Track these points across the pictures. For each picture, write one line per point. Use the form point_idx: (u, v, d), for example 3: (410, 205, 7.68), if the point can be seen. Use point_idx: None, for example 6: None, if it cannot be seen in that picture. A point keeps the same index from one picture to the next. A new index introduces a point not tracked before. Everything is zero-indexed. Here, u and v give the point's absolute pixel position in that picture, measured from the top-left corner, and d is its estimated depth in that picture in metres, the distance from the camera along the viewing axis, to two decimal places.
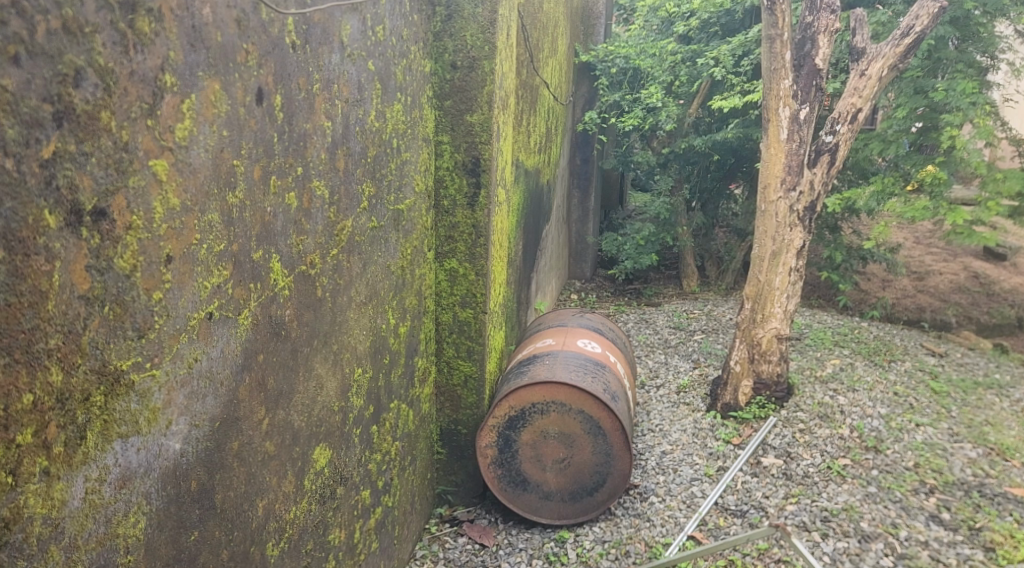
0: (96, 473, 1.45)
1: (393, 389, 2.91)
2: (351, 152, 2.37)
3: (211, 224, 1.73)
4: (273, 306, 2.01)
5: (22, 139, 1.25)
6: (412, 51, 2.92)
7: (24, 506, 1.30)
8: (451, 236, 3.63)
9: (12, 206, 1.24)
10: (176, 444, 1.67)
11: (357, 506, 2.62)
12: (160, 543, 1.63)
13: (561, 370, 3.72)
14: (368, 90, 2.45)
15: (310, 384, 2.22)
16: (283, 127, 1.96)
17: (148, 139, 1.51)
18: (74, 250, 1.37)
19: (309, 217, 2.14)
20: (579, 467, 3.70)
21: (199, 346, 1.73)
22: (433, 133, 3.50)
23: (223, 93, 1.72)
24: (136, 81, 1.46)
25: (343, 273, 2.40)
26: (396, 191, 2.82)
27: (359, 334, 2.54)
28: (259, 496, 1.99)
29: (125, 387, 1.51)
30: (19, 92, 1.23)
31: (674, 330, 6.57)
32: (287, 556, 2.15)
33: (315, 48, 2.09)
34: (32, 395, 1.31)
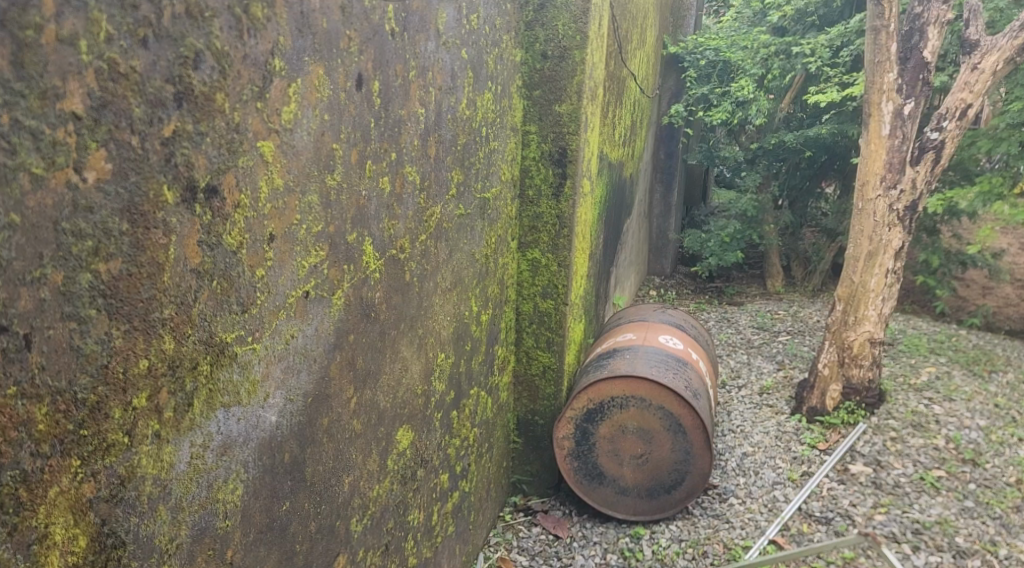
0: (200, 440, 1.53)
1: (473, 376, 2.95)
2: (442, 140, 2.40)
3: (311, 206, 1.78)
4: (364, 288, 2.06)
5: (147, 118, 1.32)
6: (504, 41, 2.93)
7: (138, 466, 1.38)
8: (535, 226, 3.64)
9: (135, 180, 1.31)
10: (272, 416, 1.73)
11: (435, 489, 2.66)
12: (255, 511, 1.70)
13: (642, 364, 3.68)
14: (461, 78, 2.47)
15: (395, 366, 2.26)
16: (379, 113, 2.00)
17: (257, 120, 1.57)
18: (188, 226, 1.44)
19: (400, 202, 2.18)
20: (657, 464, 3.66)
21: (296, 323, 1.79)
22: (521, 123, 3.52)
23: (327, 78, 1.77)
24: (248, 64, 1.52)
25: (430, 260, 2.44)
26: (483, 179, 2.85)
27: (442, 320, 2.57)
28: (345, 473, 2.05)
29: (228, 358, 1.59)
30: (145, 73, 1.30)
31: (757, 331, 6.41)
32: (369, 533, 2.20)
33: (412, 35, 2.12)
34: (147, 360, 1.39)
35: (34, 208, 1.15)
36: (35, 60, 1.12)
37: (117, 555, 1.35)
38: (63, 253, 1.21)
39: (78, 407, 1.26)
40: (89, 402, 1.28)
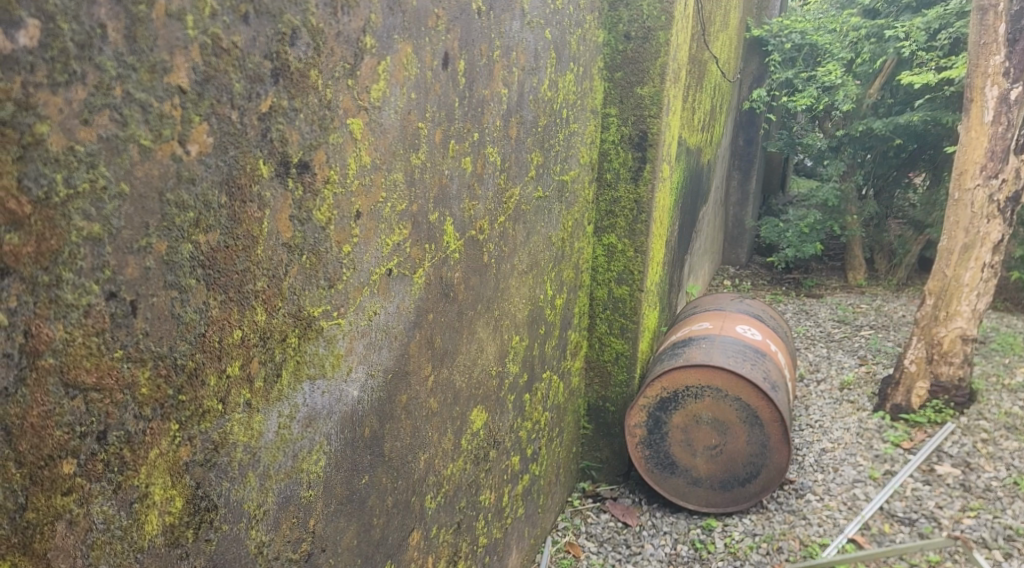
0: (287, 411, 1.57)
1: (546, 360, 2.94)
2: (523, 121, 2.39)
3: (395, 184, 1.79)
4: (444, 268, 2.07)
5: (246, 93, 1.34)
6: (587, 21, 2.89)
7: (230, 433, 1.43)
8: (612, 211, 3.61)
9: (234, 154, 1.35)
10: (354, 391, 1.76)
11: (507, 471, 2.67)
12: (337, 483, 1.73)
13: (719, 354, 3.61)
14: (544, 59, 2.45)
15: (472, 347, 2.27)
16: (464, 92, 2.00)
17: (348, 98, 1.58)
18: (281, 200, 1.47)
19: (481, 182, 2.18)
20: (732, 456, 3.60)
21: (379, 300, 1.81)
22: (601, 105, 3.48)
23: (414, 57, 1.77)
24: (341, 41, 1.53)
25: (508, 242, 2.43)
26: (562, 161, 2.83)
27: (518, 302, 2.57)
28: (422, 450, 2.07)
29: (315, 331, 1.62)
30: (245, 48, 1.33)
31: (837, 325, 6.22)
32: (443, 510, 2.23)
33: (498, 14, 2.10)
34: (241, 331, 1.43)
35: (142, 178, 1.19)
36: (146, 34, 1.15)
37: (209, 518, 1.40)
38: (167, 223, 1.24)
39: (177, 372, 1.31)
40: (187, 368, 1.32)
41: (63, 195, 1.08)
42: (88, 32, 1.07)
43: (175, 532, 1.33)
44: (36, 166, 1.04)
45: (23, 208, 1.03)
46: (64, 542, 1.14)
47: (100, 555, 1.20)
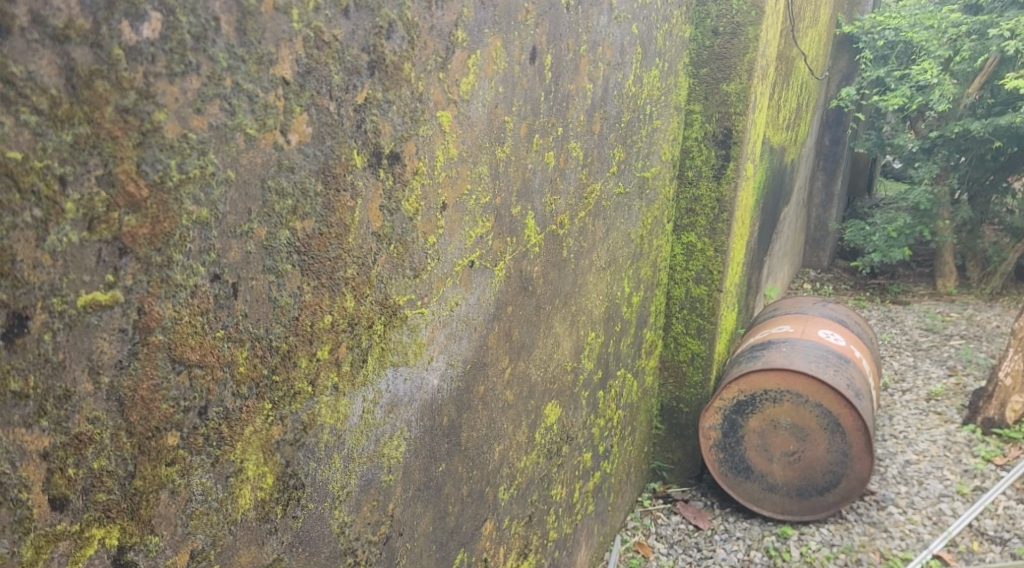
0: (371, 396, 1.61)
1: (621, 357, 2.92)
2: (607, 116, 2.37)
3: (481, 176, 1.81)
4: (524, 261, 2.08)
5: (344, 85, 1.38)
6: (675, 17, 2.85)
7: (318, 415, 1.47)
8: (692, 208, 3.60)
9: (330, 145, 1.38)
10: (434, 379, 1.79)
11: (578, 467, 2.67)
12: (415, 469, 1.77)
13: (800, 358, 3.56)
14: (629, 54, 2.43)
15: (548, 341, 2.28)
16: (549, 87, 2.00)
17: (438, 91, 1.61)
18: (371, 190, 1.50)
19: (563, 177, 2.18)
20: (811, 463, 3.57)
21: (460, 291, 1.84)
22: (685, 102, 3.48)
23: (503, 51, 1.78)
24: (434, 35, 1.56)
25: (588, 237, 2.42)
26: (644, 157, 2.80)
27: (595, 299, 2.56)
28: (496, 441, 2.09)
29: (400, 320, 1.65)
30: (345, 41, 1.36)
31: (925, 334, 5.96)
32: (515, 502, 2.24)
33: (587, 9, 2.09)
34: (331, 316, 1.47)
35: (246, 165, 1.24)
36: (255, 27, 1.20)
37: (297, 495, 1.45)
38: (268, 210, 1.29)
39: (272, 354, 1.36)
40: (281, 350, 1.37)
41: (176, 180, 1.14)
42: (203, 25, 1.12)
43: (265, 507, 1.38)
44: (153, 152, 1.09)
45: (141, 191, 1.09)
46: (167, 510, 1.20)
47: (197, 525, 1.26)
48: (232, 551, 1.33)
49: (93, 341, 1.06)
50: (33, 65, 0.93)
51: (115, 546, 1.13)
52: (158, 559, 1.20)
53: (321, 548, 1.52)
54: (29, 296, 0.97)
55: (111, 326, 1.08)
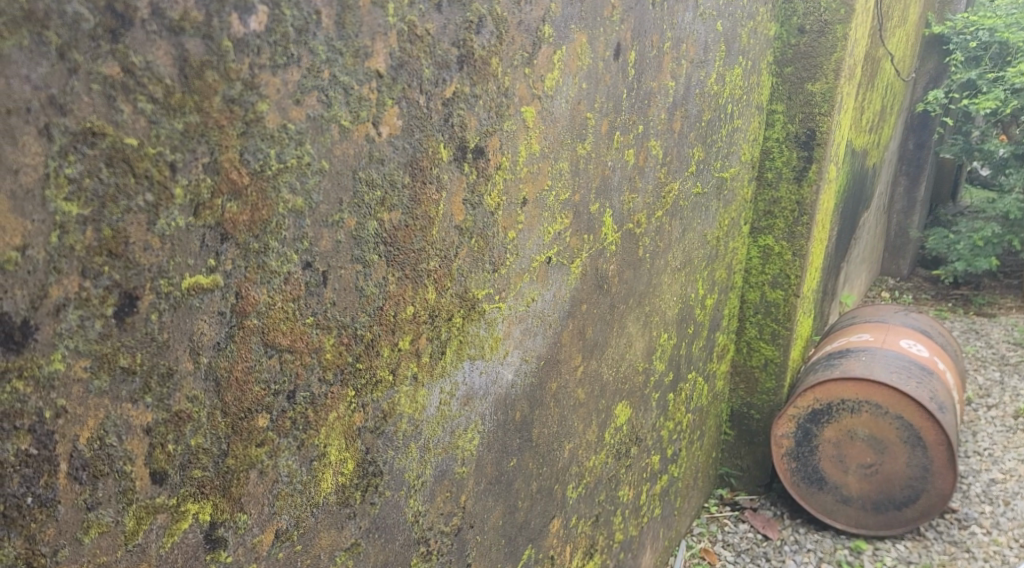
0: (448, 388, 1.62)
1: (692, 360, 2.88)
2: (688, 115, 2.34)
3: (561, 172, 1.80)
4: (601, 259, 2.07)
5: (434, 79, 1.40)
6: (761, 14, 2.79)
7: (397, 404, 1.50)
8: (771, 211, 3.58)
9: (418, 138, 1.40)
10: (509, 374, 1.80)
11: (646, 469, 2.64)
12: (488, 462, 1.78)
13: (880, 368, 3.55)
14: (713, 51, 2.39)
15: (621, 341, 2.26)
16: (632, 84, 1.98)
17: (524, 86, 1.61)
18: (456, 183, 1.52)
19: (642, 175, 2.16)
20: (887, 477, 3.57)
21: (537, 287, 1.84)
22: (768, 101, 3.47)
23: (588, 47, 1.78)
24: (521, 30, 1.56)
25: (664, 237, 2.39)
26: (723, 157, 2.74)
27: (669, 299, 2.53)
28: (567, 439, 2.08)
29: (478, 313, 1.66)
30: (436, 36, 1.38)
31: (1013, 348, 5.70)
32: (582, 501, 2.23)
33: (673, 5, 2.07)
34: (413, 307, 1.49)
35: (340, 156, 1.26)
36: (353, 21, 1.22)
37: (375, 483, 1.47)
38: (358, 200, 1.32)
39: (356, 342, 1.38)
40: (365, 339, 1.40)
41: (275, 169, 1.17)
42: (306, 18, 1.15)
43: (346, 492, 1.41)
44: (255, 142, 1.13)
45: (243, 179, 1.12)
46: (255, 490, 1.24)
47: (283, 506, 1.29)
48: (314, 534, 1.36)
49: (194, 323, 1.10)
50: (151, 55, 0.97)
51: (207, 521, 1.17)
52: (246, 536, 1.24)
53: (396, 535, 1.54)
54: (140, 277, 1.02)
55: (210, 309, 1.12)
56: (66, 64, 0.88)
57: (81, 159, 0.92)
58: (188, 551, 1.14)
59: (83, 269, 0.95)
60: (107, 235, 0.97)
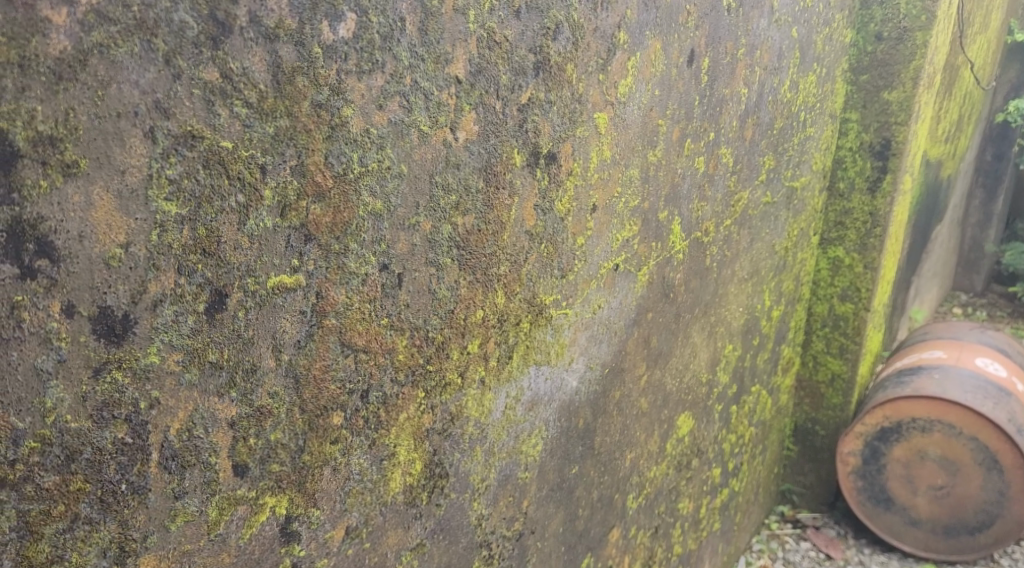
0: (514, 392, 1.63)
1: (757, 373, 2.83)
2: (760, 122, 2.30)
3: (631, 179, 1.80)
4: (668, 268, 2.05)
5: (510, 85, 1.41)
6: (837, 20, 2.73)
7: (465, 407, 1.51)
8: (842, 222, 3.53)
9: (494, 143, 1.41)
10: (573, 380, 1.79)
11: (707, 482, 2.60)
12: (550, 469, 1.77)
13: (954, 387, 3.46)
14: (787, 58, 2.35)
15: (686, 351, 2.24)
16: (704, 91, 1.96)
17: (597, 92, 1.61)
18: (528, 189, 1.52)
19: (711, 183, 2.13)
20: (960, 500, 3.52)
21: (604, 294, 1.83)
22: (841, 109, 3.41)
23: (662, 53, 1.77)
24: (597, 36, 1.56)
25: (732, 245, 2.36)
26: (794, 167, 2.69)
27: (735, 310, 2.49)
28: (628, 448, 2.06)
29: (545, 319, 1.66)
30: (514, 42, 1.39)
31: None
32: (642, 511, 2.21)
33: (748, 11, 2.04)
34: (482, 311, 1.50)
35: (418, 160, 1.28)
36: (436, 27, 1.24)
37: (441, 484, 1.49)
38: (433, 204, 1.33)
39: (428, 344, 1.40)
40: (436, 341, 1.42)
41: (357, 171, 1.19)
42: (391, 25, 1.18)
43: (413, 492, 1.43)
44: (340, 145, 1.15)
45: (327, 181, 1.15)
46: (328, 486, 1.26)
47: (353, 503, 1.31)
48: (381, 532, 1.38)
49: (277, 321, 1.13)
50: (248, 62, 1.00)
51: (283, 514, 1.20)
52: (319, 531, 1.26)
53: (460, 537, 1.55)
54: (230, 275, 1.05)
55: (293, 308, 1.15)
56: (171, 69, 0.93)
57: (181, 161, 0.96)
58: (264, 543, 1.18)
59: (179, 266, 0.99)
60: (202, 234, 1.00)
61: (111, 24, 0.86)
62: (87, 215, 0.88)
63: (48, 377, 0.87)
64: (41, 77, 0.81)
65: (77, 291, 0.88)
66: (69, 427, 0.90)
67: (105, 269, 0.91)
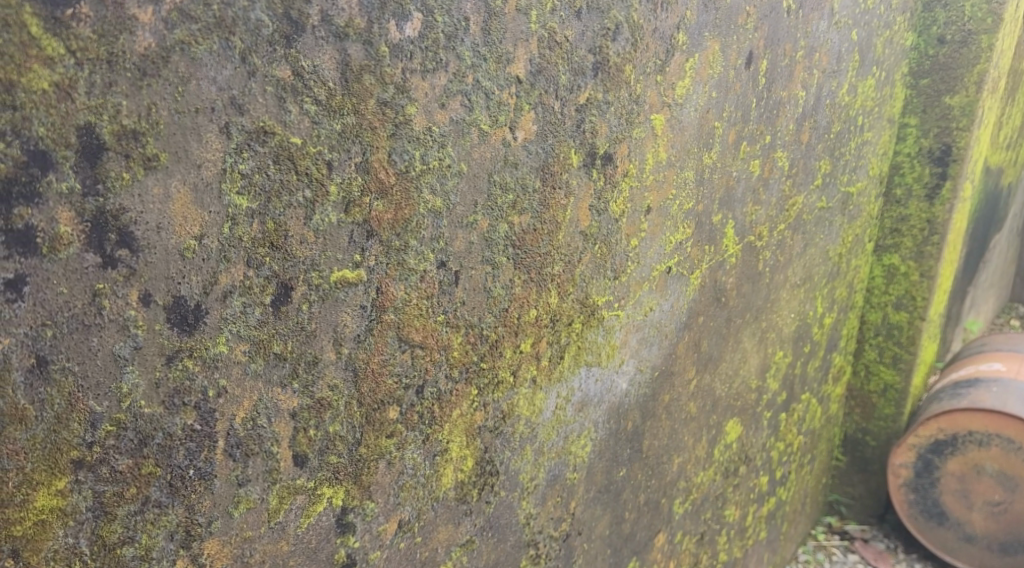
0: (565, 393, 1.63)
1: (807, 381, 2.78)
2: (817, 125, 2.27)
3: (686, 181, 1.78)
4: (720, 272, 2.03)
5: (569, 85, 1.41)
6: (898, 23, 2.67)
7: (516, 405, 1.51)
8: (898, 229, 3.47)
9: (551, 143, 1.42)
10: (623, 383, 1.78)
11: (753, 490, 2.56)
12: (598, 470, 1.77)
13: (1014, 400, 3.34)
14: (846, 61, 2.31)
15: (736, 356, 2.21)
16: (761, 93, 1.94)
17: (655, 93, 1.60)
18: (584, 189, 1.52)
19: (766, 187, 2.10)
20: (1016, 517, 3.42)
21: (655, 296, 1.82)
22: (900, 114, 3.34)
23: (720, 55, 1.75)
24: (656, 38, 1.56)
25: (785, 250, 2.32)
26: (850, 171, 2.64)
27: (787, 316, 2.45)
28: (676, 453, 2.05)
29: (596, 320, 1.66)
30: (574, 42, 1.39)
31: None
32: (688, 517, 2.19)
33: (807, 13, 2.01)
34: (536, 311, 1.50)
35: (477, 160, 1.29)
36: (498, 27, 1.25)
37: (491, 482, 1.49)
38: (491, 203, 1.34)
39: (482, 342, 1.41)
40: (490, 339, 1.42)
41: (418, 169, 1.20)
42: (455, 25, 1.19)
43: (464, 489, 1.44)
44: (402, 143, 1.17)
45: (389, 179, 1.16)
46: (382, 479, 1.28)
47: (406, 497, 1.33)
48: (432, 527, 1.39)
49: (339, 315, 1.15)
50: (318, 60, 1.02)
51: (339, 506, 1.21)
52: (372, 523, 1.28)
53: (508, 536, 1.56)
54: (295, 268, 1.07)
55: (354, 302, 1.17)
56: (246, 67, 0.95)
57: (253, 156, 0.98)
58: (321, 533, 1.19)
59: (248, 259, 1.01)
60: (270, 228, 1.03)
61: (193, 22, 0.89)
62: (165, 207, 0.91)
63: (125, 363, 0.90)
64: (127, 73, 0.84)
65: (153, 280, 0.91)
66: (142, 412, 0.93)
67: (180, 260, 0.94)
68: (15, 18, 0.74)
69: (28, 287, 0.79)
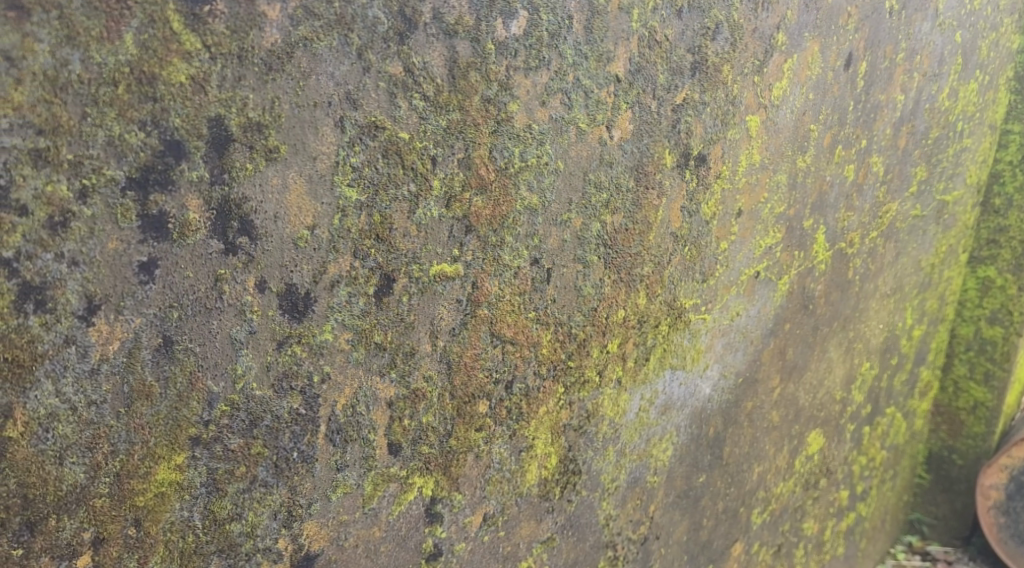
0: (649, 395, 1.61)
1: (893, 394, 2.68)
2: (915, 130, 2.19)
3: (778, 185, 1.74)
4: (809, 278, 1.98)
5: (667, 85, 1.40)
6: (1005, 24, 2.55)
7: (600, 406, 1.51)
8: (995, 240, 3.34)
9: (647, 142, 1.41)
10: (707, 388, 1.76)
11: (833, 504, 2.49)
12: (678, 475, 1.75)
13: None
14: (948, 64, 2.22)
15: (821, 365, 2.15)
16: (860, 96, 1.88)
17: (752, 94, 1.57)
18: (677, 191, 1.51)
19: (860, 193, 2.04)
20: None
21: (743, 301, 1.79)
22: (1001, 120, 3.18)
23: (820, 56, 1.71)
24: (755, 37, 1.53)
25: (876, 259, 2.25)
26: (947, 178, 2.54)
27: (875, 326, 2.37)
28: (756, 462, 2.01)
29: (683, 323, 1.64)
30: (674, 41, 1.38)
31: None
32: (766, 528, 2.14)
33: (911, 14, 1.94)
34: (623, 312, 1.49)
35: (574, 158, 1.30)
36: (601, 26, 1.25)
37: (573, 480, 1.49)
38: (586, 202, 1.34)
39: (570, 340, 1.41)
40: (579, 338, 1.42)
41: (517, 167, 1.21)
42: (559, 23, 1.19)
43: (547, 486, 1.44)
44: (503, 140, 1.18)
45: (490, 175, 1.17)
46: (470, 472, 1.30)
47: (492, 491, 1.34)
48: (515, 522, 1.40)
49: (437, 308, 1.17)
50: (428, 57, 1.04)
51: (429, 495, 1.24)
52: (459, 515, 1.30)
53: (587, 536, 1.56)
54: (398, 261, 1.09)
55: (451, 296, 1.18)
56: (361, 63, 0.97)
57: (364, 150, 1.01)
58: (411, 521, 1.22)
59: (355, 250, 1.03)
60: (377, 220, 1.05)
61: (316, 18, 0.91)
62: (282, 197, 0.94)
63: (240, 346, 0.94)
64: (254, 68, 0.87)
65: (269, 268, 0.95)
66: (254, 394, 0.96)
67: (294, 249, 0.97)
68: (160, 14, 0.78)
69: (158, 270, 0.84)
